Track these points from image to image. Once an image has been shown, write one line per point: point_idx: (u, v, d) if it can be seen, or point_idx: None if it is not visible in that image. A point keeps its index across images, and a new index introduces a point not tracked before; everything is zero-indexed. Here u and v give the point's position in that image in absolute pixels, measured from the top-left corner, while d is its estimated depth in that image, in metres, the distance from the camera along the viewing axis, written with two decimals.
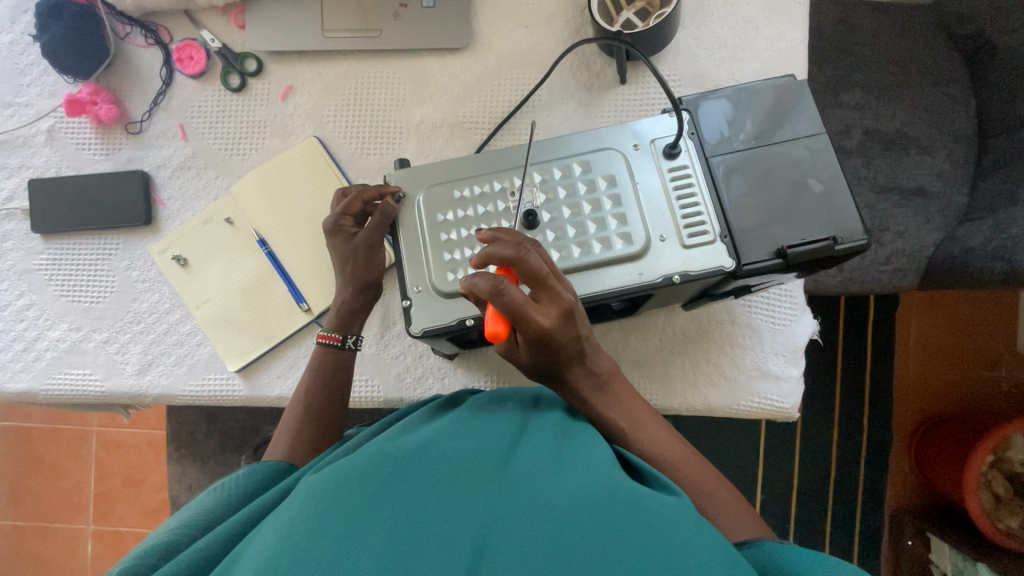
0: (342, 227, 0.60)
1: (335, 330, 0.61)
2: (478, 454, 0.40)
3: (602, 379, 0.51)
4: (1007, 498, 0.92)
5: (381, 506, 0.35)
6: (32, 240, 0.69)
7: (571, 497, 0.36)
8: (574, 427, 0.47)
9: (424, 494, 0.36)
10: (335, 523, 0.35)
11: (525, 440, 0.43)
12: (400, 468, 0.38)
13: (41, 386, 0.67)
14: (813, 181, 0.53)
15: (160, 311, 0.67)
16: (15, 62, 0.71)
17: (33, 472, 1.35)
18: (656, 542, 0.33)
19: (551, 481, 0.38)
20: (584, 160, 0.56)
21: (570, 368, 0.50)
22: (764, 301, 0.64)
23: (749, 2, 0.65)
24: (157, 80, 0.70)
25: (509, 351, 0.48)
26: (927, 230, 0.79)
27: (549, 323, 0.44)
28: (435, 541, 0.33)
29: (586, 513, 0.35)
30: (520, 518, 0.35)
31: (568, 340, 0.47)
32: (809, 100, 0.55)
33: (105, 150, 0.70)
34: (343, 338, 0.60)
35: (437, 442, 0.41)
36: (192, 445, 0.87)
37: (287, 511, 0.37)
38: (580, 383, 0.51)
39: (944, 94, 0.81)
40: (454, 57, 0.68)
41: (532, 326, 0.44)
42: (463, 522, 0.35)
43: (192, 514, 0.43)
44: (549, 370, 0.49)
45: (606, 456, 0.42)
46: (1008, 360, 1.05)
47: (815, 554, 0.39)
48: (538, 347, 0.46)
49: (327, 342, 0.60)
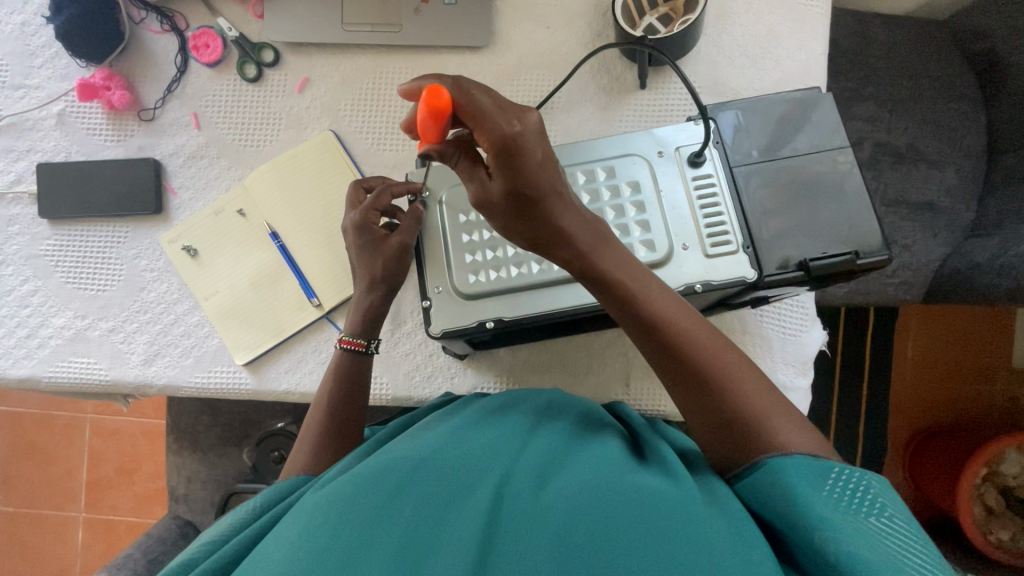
0: (372, 224, 0.58)
1: (358, 334, 0.59)
2: (482, 459, 0.39)
3: (600, 235, 0.44)
4: (999, 511, 0.94)
5: (383, 516, 0.35)
6: (39, 225, 0.68)
7: (577, 498, 0.35)
8: (583, 428, 0.46)
9: (428, 504, 0.36)
10: (341, 537, 0.34)
11: (531, 441, 0.43)
12: (405, 478, 0.38)
13: (44, 372, 0.66)
14: (837, 192, 0.53)
15: (168, 301, 0.66)
16: (27, 43, 0.70)
17: (25, 458, 1.33)
18: (665, 542, 0.33)
19: (556, 482, 0.37)
20: (607, 165, 0.56)
21: (559, 210, 0.42)
22: (776, 311, 0.63)
23: (772, 12, 0.65)
24: (171, 67, 0.69)
25: (480, 193, 0.41)
26: (933, 244, 0.80)
27: (508, 120, 0.39)
28: (440, 551, 0.33)
29: (593, 515, 0.34)
30: (526, 523, 0.34)
31: (541, 162, 0.40)
32: (834, 113, 0.55)
33: (116, 136, 0.69)
34: (367, 343, 0.59)
35: (444, 448, 0.41)
36: (193, 437, 0.87)
37: (291, 525, 0.37)
38: (574, 242, 0.43)
39: (956, 110, 0.81)
40: (472, 54, 0.67)
41: (490, 121, 0.38)
42: (468, 529, 0.34)
43: (213, 531, 0.43)
44: (532, 217, 0.41)
45: (616, 455, 0.41)
46: (1003, 375, 1.06)
47: (818, 475, 0.37)
48: (504, 162, 0.39)
49: (352, 348, 0.58)
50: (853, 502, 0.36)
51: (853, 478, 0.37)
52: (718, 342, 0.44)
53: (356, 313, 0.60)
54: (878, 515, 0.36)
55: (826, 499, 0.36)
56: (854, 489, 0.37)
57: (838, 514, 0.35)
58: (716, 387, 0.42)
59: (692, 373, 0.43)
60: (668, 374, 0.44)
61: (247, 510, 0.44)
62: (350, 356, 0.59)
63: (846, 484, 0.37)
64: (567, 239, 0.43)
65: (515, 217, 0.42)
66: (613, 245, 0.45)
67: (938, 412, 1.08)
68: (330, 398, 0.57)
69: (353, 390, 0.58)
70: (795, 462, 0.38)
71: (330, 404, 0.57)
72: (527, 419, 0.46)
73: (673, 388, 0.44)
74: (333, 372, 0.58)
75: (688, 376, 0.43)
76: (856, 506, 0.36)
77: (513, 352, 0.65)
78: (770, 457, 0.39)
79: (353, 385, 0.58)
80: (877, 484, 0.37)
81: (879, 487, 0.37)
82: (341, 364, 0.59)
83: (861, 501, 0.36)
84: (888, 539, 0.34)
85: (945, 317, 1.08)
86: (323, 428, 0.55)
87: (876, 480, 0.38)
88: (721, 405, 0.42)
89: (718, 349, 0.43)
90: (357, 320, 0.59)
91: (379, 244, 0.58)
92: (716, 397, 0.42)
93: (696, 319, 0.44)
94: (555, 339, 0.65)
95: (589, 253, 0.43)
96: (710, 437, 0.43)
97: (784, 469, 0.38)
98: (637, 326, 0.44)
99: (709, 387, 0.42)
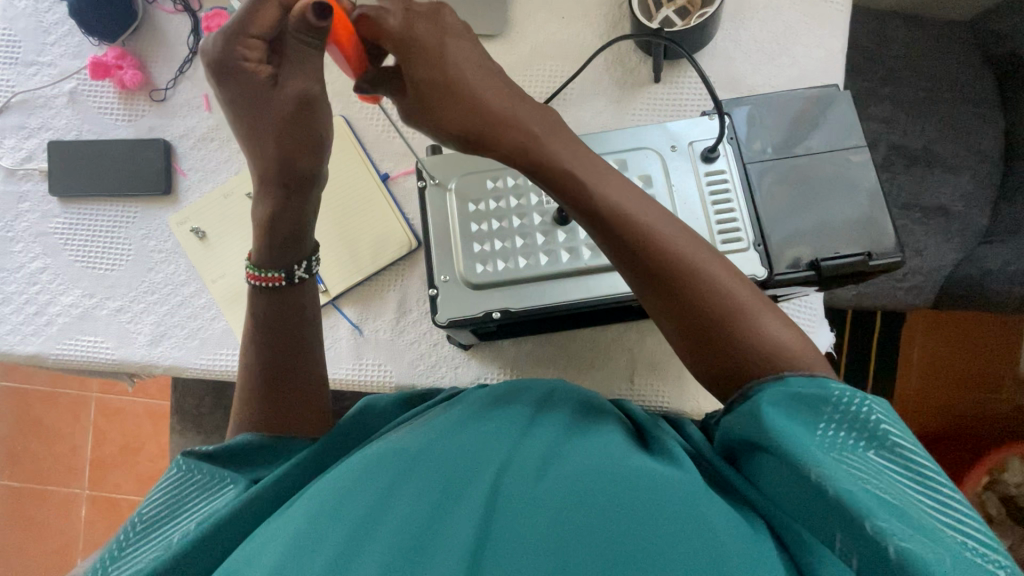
0: (250, 66, 0.44)
1: (271, 268, 0.52)
2: (480, 447, 0.39)
3: (550, 125, 0.46)
4: (999, 519, 0.95)
5: (378, 511, 0.35)
6: (50, 203, 0.68)
7: (576, 486, 0.35)
8: (583, 413, 0.45)
9: (423, 495, 0.36)
10: (341, 527, 0.34)
11: (530, 430, 0.42)
12: (404, 470, 0.37)
13: (52, 350, 0.66)
14: (851, 191, 0.52)
15: (176, 283, 0.67)
16: (40, 20, 0.70)
17: (31, 435, 1.34)
18: (656, 526, 0.33)
19: (556, 469, 0.37)
20: (620, 158, 0.56)
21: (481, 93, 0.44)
22: (783, 311, 0.62)
23: (792, 8, 0.64)
24: (183, 48, 0.69)
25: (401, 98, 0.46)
26: (946, 249, 0.78)
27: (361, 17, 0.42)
28: (439, 542, 0.33)
29: (590, 502, 0.34)
30: (524, 511, 0.34)
31: (449, 43, 0.44)
32: (848, 112, 0.54)
33: (128, 116, 0.69)
34: (285, 275, 0.52)
35: (441, 438, 0.40)
36: (196, 418, 0.87)
37: (284, 522, 0.36)
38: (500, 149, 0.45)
39: (974, 114, 0.80)
40: (486, 43, 0.67)
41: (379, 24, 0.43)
42: (467, 517, 0.34)
43: (209, 509, 0.43)
44: (458, 96, 0.44)
45: (617, 441, 0.41)
46: (1009, 384, 1.05)
47: (820, 407, 0.37)
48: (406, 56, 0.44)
49: (267, 283, 0.52)
50: (850, 437, 0.35)
51: (852, 406, 0.36)
52: (684, 238, 0.44)
53: (275, 241, 0.52)
54: (878, 449, 0.35)
55: (820, 439, 0.35)
56: (856, 417, 0.36)
57: (832, 455, 0.34)
58: (681, 277, 0.42)
59: (659, 269, 0.43)
60: (636, 277, 0.44)
61: (238, 490, 0.44)
62: (303, 298, 0.53)
63: (846, 412, 0.36)
64: (517, 125, 0.44)
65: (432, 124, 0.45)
66: (564, 138, 0.46)
67: (943, 419, 1.06)
68: (284, 352, 0.51)
69: (296, 347, 0.52)
70: (787, 390, 0.38)
71: (303, 367, 0.52)
72: (528, 407, 0.45)
73: (645, 289, 0.44)
74: (277, 324, 0.52)
75: (653, 272, 0.43)
76: (853, 442, 0.35)
77: (518, 345, 0.65)
78: (762, 384, 0.39)
79: (288, 332, 0.52)
80: (880, 408, 0.36)
81: (881, 412, 0.35)
82: (262, 305, 0.53)
83: (860, 433, 0.35)
84: (888, 473, 0.34)
85: (952, 323, 1.07)
86: (291, 393, 0.51)
87: (879, 404, 0.36)
88: (689, 297, 0.42)
89: (683, 248, 0.43)
90: (289, 244, 0.52)
91: (268, 101, 0.44)
92: (689, 292, 0.42)
93: (661, 216, 0.45)
94: (560, 333, 0.64)
95: (538, 143, 0.44)
96: (685, 336, 0.43)
97: (777, 403, 0.37)
98: (603, 225, 0.43)
99: (679, 284, 0.42)
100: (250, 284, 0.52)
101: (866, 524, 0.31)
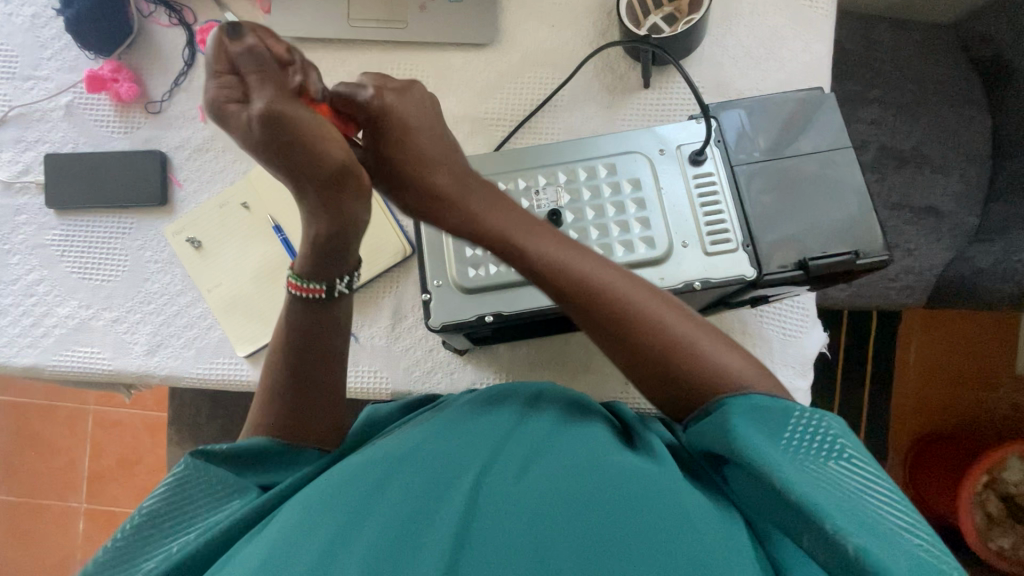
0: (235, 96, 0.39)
1: (314, 279, 0.52)
2: (464, 452, 0.39)
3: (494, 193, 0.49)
4: (1000, 518, 0.95)
5: (363, 515, 0.35)
6: (46, 215, 0.69)
7: (554, 485, 0.36)
8: (570, 415, 0.45)
9: (407, 497, 0.36)
10: (326, 529, 0.34)
11: (516, 432, 0.42)
12: (390, 474, 0.37)
13: (48, 361, 0.67)
14: (837, 193, 0.53)
15: (171, 293, 0.67)
16: (37, 35, 0.71)
17: (28, 449, 1.34)
18: (634, 527, 0.33)
19: (539, 469, 0.37)
20: (609, 162, 0.56)
21: (433, 170, 0.48)
22: (774, 312, 0.62)
23: (777, 12, 0.65)
24: (178, 61, 0.69)
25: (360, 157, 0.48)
26: (937, 248, 0.79)
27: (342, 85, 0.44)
28: (420, 544, 0.33)
29: (571, 500, 0.35)
30: (502, 512, 0.34)
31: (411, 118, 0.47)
32: (832, 115, 0.55)
33: (123, 129, 0.69)
34: (327, 289, 0.52)
35: (427, 443, 0.40)
36: (194, 427, 0.87)
37: (270, 528, 0.36)
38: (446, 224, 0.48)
39: (961, 115, 0.81)
40: (477, 52, 0.68)
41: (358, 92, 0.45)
42: (450, 518, 0.34)
43: (214, 515, 0.43)
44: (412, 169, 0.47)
45: (602, 441, 0.41)
46: (1007, 382, 1.05)
47: (783, 419, 0.38)
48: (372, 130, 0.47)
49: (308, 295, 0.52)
50: (812, 448, 0.37)
51: (811, 420, 0.37)
52: (624, 279, 0.45)
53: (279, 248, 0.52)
54: (837, 460, 0.36)
55: (783, 447, 0.37)
56: (813, 431, 0.37)
57: (794, 462, 0.36)
58: (622, 317, 0.43)
59: (596, 314, 0.44)
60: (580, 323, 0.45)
61: (241, 499, 0.44)
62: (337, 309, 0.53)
63: (806, 426, 0.37)
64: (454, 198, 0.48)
65: (399, 197, 0.49)
66: (503, 202, 0.48)
67: (939, 418, 1.07)
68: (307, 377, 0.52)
69: (326, 359, 0.53)
70: (749, 403, 0.39)
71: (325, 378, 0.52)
72: (515, 409, 0.45)
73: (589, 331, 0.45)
74: (303, 335, 0.52)
75: (593, 318, 0.44)
76: (814, 452, 0.37)
77: (513, 348, 0.65)
78: (726, 396, 0.40)
79: (316, 355, 0.52)
80: (836, 425, 0.38)
81: (838, 428, 0.37)
82: (296, 315, 0.53)
83: (819, 445, 0.37)
84: (846, 479, 0.35)
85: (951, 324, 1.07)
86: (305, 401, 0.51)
87: (835, 421, 0.38)
88: (635, 336, 0.43)
89: (621, 287, 0.44)
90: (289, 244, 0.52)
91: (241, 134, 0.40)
92: (633, 331, 0.43)
93: (598, 261, 0.46)
94: (554, 336, 0.65)
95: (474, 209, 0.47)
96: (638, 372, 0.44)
97: (743, 413, 0.38)
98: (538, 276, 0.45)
99: (619, 321, 0.43)
100: (291, 292, 0.52)
101: (827, 527, 0.32)
